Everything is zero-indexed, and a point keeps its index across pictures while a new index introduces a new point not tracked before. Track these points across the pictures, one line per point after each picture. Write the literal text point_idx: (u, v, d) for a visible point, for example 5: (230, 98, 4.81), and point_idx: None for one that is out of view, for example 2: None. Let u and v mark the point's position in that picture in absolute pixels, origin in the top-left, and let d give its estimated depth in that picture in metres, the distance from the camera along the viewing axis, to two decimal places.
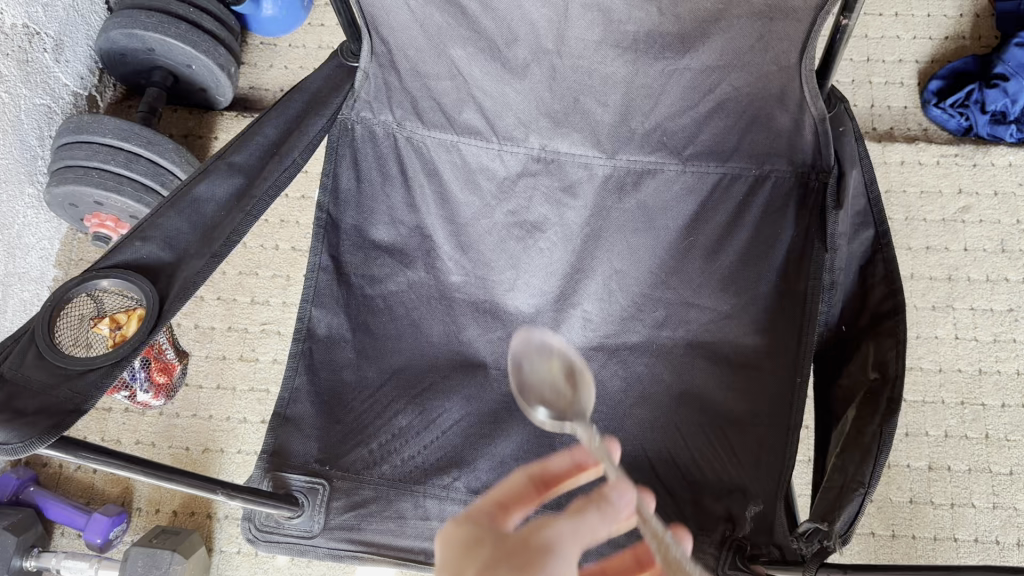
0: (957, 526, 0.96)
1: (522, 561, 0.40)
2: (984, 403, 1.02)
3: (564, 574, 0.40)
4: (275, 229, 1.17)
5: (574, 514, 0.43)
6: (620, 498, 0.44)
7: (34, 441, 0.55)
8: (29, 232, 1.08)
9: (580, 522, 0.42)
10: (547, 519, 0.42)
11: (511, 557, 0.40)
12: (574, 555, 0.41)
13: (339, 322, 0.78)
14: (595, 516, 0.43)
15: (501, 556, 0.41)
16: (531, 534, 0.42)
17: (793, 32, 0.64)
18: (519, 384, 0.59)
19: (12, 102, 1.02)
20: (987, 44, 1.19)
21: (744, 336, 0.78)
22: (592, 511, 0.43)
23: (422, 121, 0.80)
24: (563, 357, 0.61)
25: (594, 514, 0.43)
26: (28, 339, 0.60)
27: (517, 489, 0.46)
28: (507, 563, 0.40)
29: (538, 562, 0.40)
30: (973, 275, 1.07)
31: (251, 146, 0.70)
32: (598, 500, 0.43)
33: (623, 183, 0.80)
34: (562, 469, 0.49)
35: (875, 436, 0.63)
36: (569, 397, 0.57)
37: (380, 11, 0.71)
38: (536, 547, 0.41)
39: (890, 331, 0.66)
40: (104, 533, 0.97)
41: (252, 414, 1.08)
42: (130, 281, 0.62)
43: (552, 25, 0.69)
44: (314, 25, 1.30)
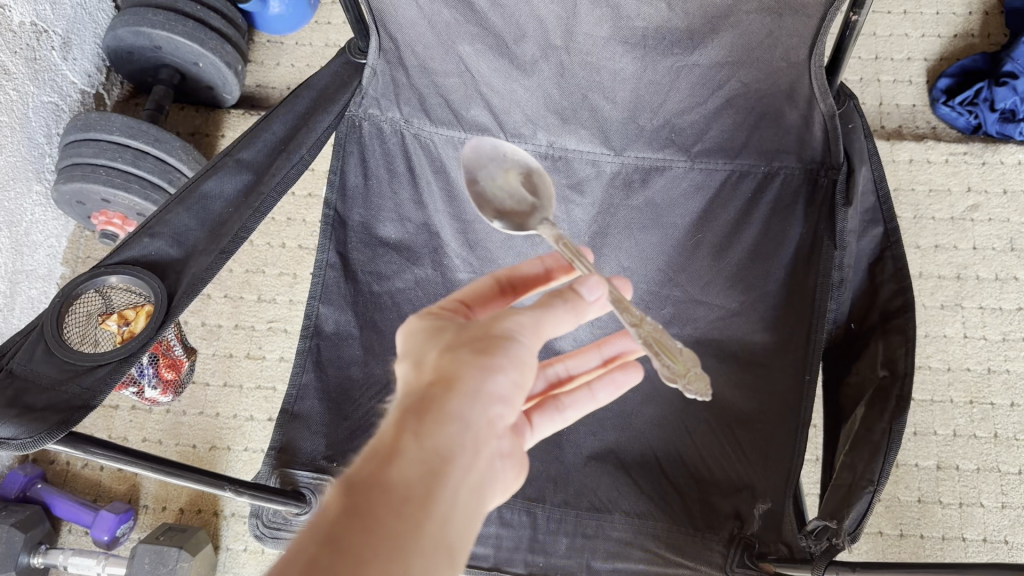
0: (966, 526, 0.96)
1: (483, 345, 0.41)
2: (992, 402, 1.01)
3: (524, 359, 0.42)
4: (282, 227, 1.17)
5: (538, 304, 0.44)
6: (587, 292, 0.47)
7: (43, 435, 0.55)
8: (37, 230, 1.08)
9: (545, 313, 0.44)
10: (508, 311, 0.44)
11: (472, 339, 0.41)
12: (535, 341, 0.43)
13: (347, 319, 0.78)
14: (561, 308, 0.45)
15: (462, 340, 0.42)
16: (494, 320, 0.43)
17: (803, 28, 0.64)
18: (481, 196, 0.63)
19: (21, 99, 1.02)
20: (997, 41, 1.19)
21: (753, 333, 0.77)
22: (557, 304, 0.45)
23: (430, 118, 0.80)
24: (514, 159, 0.65)
25: (555, 311, 0.45)
26: (37, 335, 0.60)
27: (482, 289, 0.50)
28: (469, 343, 0.41)
29: (500, 343, 0.41)
30: (982, 274, 1.07)
31: (260, 143, 0.70)
32: (567, 295, 0.46)
33: (631, 180, 0.80)
34: (527, 274, 0.53)
35: (884, 433, 0.62)
36: (532, 205, 0.62)
37: (388, 7, 0.70)
38: (497, 333, 0.42)
39: (899, 329, 0.66)
40: (111, 531, 0.97)
41: (259, 412, 1.08)
42: (139, 277, 0.62)
43: (560, 22, 0.69)
44: (321, 23, 1.30)
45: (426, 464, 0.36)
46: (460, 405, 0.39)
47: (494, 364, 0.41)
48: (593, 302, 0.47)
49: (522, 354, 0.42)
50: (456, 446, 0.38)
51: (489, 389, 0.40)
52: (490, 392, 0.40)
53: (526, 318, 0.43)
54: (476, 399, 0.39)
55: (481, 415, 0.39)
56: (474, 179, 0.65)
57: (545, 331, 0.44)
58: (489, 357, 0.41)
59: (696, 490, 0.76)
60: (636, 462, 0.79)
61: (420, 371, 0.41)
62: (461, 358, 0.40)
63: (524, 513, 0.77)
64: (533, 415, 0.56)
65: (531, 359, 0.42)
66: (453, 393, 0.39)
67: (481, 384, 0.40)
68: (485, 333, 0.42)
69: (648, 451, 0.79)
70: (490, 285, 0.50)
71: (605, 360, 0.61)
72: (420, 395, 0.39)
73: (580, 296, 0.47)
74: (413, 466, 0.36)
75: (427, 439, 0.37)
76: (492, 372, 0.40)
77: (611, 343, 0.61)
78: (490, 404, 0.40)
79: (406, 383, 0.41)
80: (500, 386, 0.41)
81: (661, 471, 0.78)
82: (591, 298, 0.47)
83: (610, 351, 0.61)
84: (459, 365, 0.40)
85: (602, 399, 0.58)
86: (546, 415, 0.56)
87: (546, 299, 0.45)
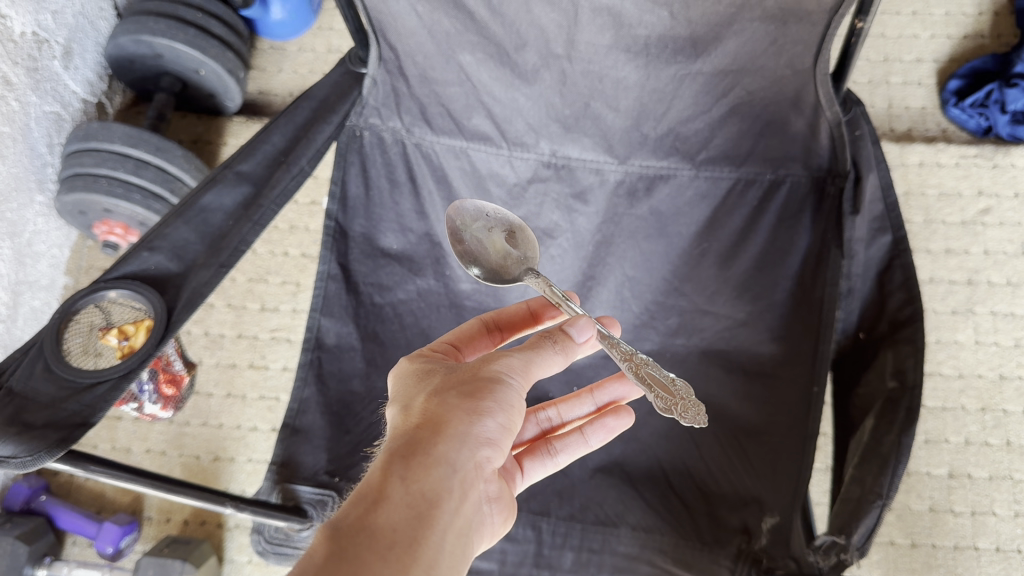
0: (978, 535, 0.94)
1: (472, 388, 0.49)
2: (1005, 409, 1.00)
3: (509, 400, 0.49)
4: (285, 235, 1.16)
5: (523, 351, 0.51)
6: (577, 333, 0.54)
7: (42, 454, 0.54)
8: (39, 240, 1.08)
9: (534, 357, 0.51)
10: (497, 355, 0.51)
11: (460, 385, 0.49)
12: (518, 386, 0.50)
13: (348, 331, 0.78)
14: (548, 351, 0.52)
15: (452, 385, 0.49)
16: (481, 366, 0.50)
17: (807, 36, 0.63)
18: (470, 257, 0.69)
19: (22, 109, 1.01)
20: (1008, 42, 1.17)
21: (759, 344, 0.77)
22: (543, 348, 0.52)
23: (431, 127, 0.78)
24: (498, 218, 0.71)
25: (538, 355, 0.51)
26: (37, 351, 0.59)
27: (468, 331, 0.62)
28: (458, 389, 0.49)
29: (484, 389, 0.48)
30: (994, 279, 1.05)
31: (258, 154, 0.69)
32: (556, 337, 0.53)
33: (634, 189, 0.78)
34: (511, 315, 0.65)
35: (893, 446, 0.60)
36: (520, 255, 0.69)
37: (386, 17, 0.69)
38: (486, 377, 0.49)
39: (908, 339, 0.64)
40: (115, 542, 0.96)
41: (262, 422, 1.07)
42: (137, 292, 0.60)
43: (562, 30, 0.67)
44: (324, 29, 1.29)
45: (415, 502, 0.43)
46: (448, 448, 0.46)
47: (479, 409, 0.47)
48: (582, 343, 0.54)
49: (506, 398, 0.49)
50: (443, 485, 0.44)
51: (474, 432, 0.47)
52: (476, 435, 0.47)
53: (511, 363, 0.50)
54: (462, 442, 0.46)
55: (466, 457, 0.46)
56: (460, 239, 0.70)
57: (530, 375, 0.51)
58: (477, 402, 0.48)
59: (704, 503, 0.75)
60: (641, 476, 0.78)
61: (412, 414, 0.48)
62: (449, 404, 0.47)
63: (529, 527, 0.76)
64: (526, 458, 0.64)
65: (515, 401, 0.49)
66: (441, 437, 0.46)
67: (466, 428, 0.47)
68: (474, 378, 0.49)
69: (654, 464, 0.78)
70: (476, 331, 0.63)
71: (597, 406, 0.70)
72: (411, 438, 0.46)
73: (569, 335, 0.54)
74: (401, 504, 0.43)
75: (417, 478, 0.44)
76: (478, 417, 0.47)
77: (602, 389, 0.70)
78: (476, 445, 0.47)
79: (399, 422, 0.48)
80: (485, 429, 0.47)
81: (667, 484, 0.77)
82: (579, 339, 0.54)
83: (601, 398, 0.70)
84: (447, 411, 0.47)
85: (593, 443, 0.66)
86: (538, 458, 0.65)
87: (532, 344, 0.52)
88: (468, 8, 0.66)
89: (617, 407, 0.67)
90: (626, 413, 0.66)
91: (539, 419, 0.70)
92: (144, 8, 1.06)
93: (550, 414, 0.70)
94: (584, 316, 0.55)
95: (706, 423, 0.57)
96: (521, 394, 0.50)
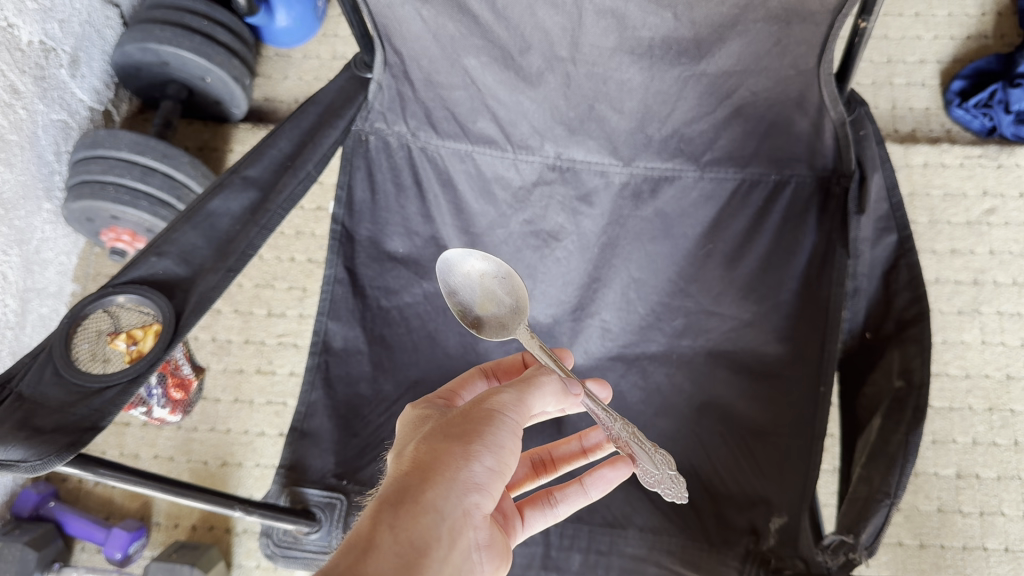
0: (987, 535, 0.94)
1: (462, 432, 0.50)
2: (1012, 409, 0.99)
3: (499, 442, 0.50)
4: (291, 240, 1.16)
5: (514, 390, 0.52)
6: (570, 387, 0.57)
7: (53, 457, 0.54)
8: (48, 247, 1.08)
9: (524, 398, 0.52)
10: (489, 397, 0.52)
11: (451, 429, 0.50)
12: (509, 428, 0.51)
13: (355, 335, 0.79)
14: (536, 392, 0.53)
15: (443, 429, 0.50)
16: (472, 409, 0.51)
17: (810, 36, 0.63)
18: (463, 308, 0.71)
19: (29, 118, 1.02)
20: (1011, 42, 1.17)
21: (766, 344, 0.77)
22: (534, 387, 0.53)
23: (437, 131, 0.79)
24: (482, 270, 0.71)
25: (529, 394, 0.53)
26: (46, 356, 0.59)
27: (464, 379, 0.64)
28: (449, 433, 0.50)
29: (474, 432, 0.49)
30: (1000, 279, 1.05)
31: (265, 158, 0.69)
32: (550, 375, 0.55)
33: (639, 191, 0.79)
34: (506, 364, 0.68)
35: (900, 444, 0.60)
36: (512, 305, 0.69)
37: (392, 22, 0.69)
38: (475, 421, 0.50)
39: (914, 338, 0.64)
40: (123, 548, 0.97)
41: (270, 427, 1.07)
42: (146, 296, 0.61)
43: (566, 34, 0.67)
44: (329, 36, 1.29)
45: (405, 550, 0.43)
46: (437, 494, 0.46)
47: (468, 453, 0.48)
48: (574, 394, 0.57)
49: (495, 440, 0.50)
50: (433, 533, 0.45)
51: (463, 476, 0.48)
52: (464, 480, 0.48)
53: (502, 403, 0.51)
54: (451, 487, 0.47)
55: (456, 502, 0.47)
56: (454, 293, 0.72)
57: (522, 415, 0.52)
58: (466, 446, 0.49)
59: (711, 504, 0.75)
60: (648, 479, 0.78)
61: (403, 461, 0.49)
62: (439, 449, 0.48)
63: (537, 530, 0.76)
64: (527, 507, 0.66)
65: (506, 443, 0.50)
66: (430, 484, 0.47)
67: (454, 472, 0.48)
68: (464, 421, 0.50)
69: None
70: (473, 376, 0.65)
71: (585, 449, 0.72)
72: (402, 484, 0.47)
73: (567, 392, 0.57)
74: (391, 553, 0.43)
75: (407, 526, 0.44)
76: (466, 461, 0.48)
77: (592, 435, 0.73)
78: (465, 491, 0.48)
79: (391, 470, 0.49)
80: (474, 473, 0.48)
81: None
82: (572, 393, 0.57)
83: (591, 442, 0.72)
84: (437, 456, 0.48)
85: (593, 495, 0.67)
86: (538, 508, 0.67)
87: (523, 382, 0.54)
88: (472, 11, 0.67)
89: (615, 459, 0.68)
90: (623, 463, 0.67)
91: (531, 458, 0.72)
92: (151, 15, 1.06)
93: (540, 454, 0.72)
94: (573, 378, 0.58)
95: (685, 501, 0.62)
96: (514, 436, 0.51)
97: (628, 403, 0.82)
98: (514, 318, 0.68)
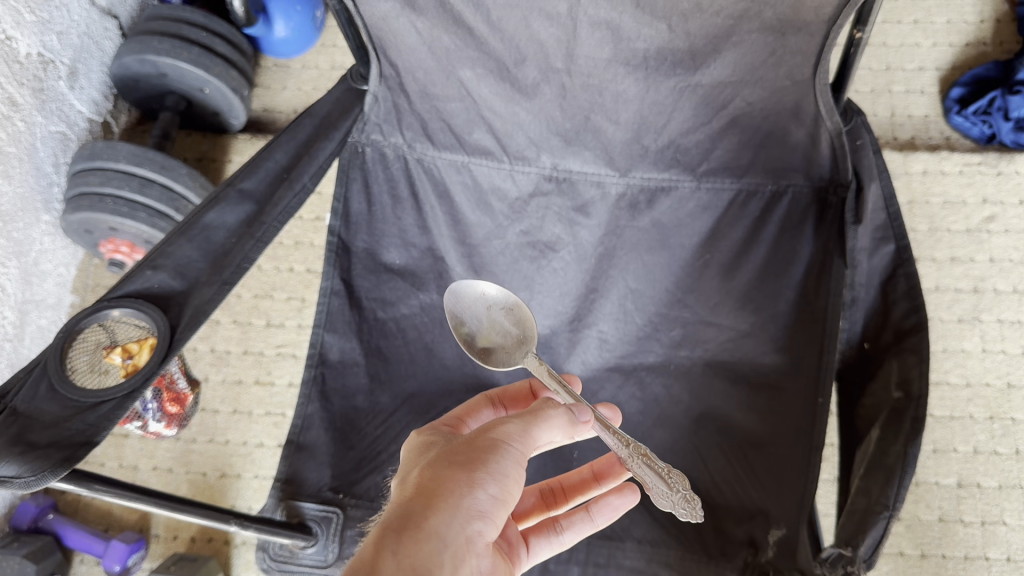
0: (988, 545, 0.94)
1: (467, 459, 0.50)
2: (1013, 418, 0.99)
3: (504, 469, 0.50)
4: (290, 250, 1.16)
5: (521, 419, 0.53)
6: (578, 416, 0.55)
7: (48, 473, 0.54)
8: (46, 259, 1.09)
9: (529, 427, 0.52)
10: (496, 425, 0.52)
11: (456, 456, 0.50)
12: (514, 456, 0.50)
13: (352, 347, 0.78)
14: (544, 421, 0.53)
15: (447, 458, 0.50)
16: (477, 437, 0.51)
17: (806, 46, 0.63)
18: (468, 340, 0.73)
19: (28, 130, 1.02)
20: (1010, 49, 1.17)
21: (762, 355, 0.77)
22: (542, 416, 0.53)
23: (433, 142, 0.79)
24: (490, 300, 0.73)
25: (535, 424, 0.53)
26: (40, 371, 0.59)
27: (472, 406, 0.65)
28: (453, 462, 0.50)
29: (479, 459, 0.49)
30: (1000, 287, 1.05)
31: (261, 171, 0.69)
32: (558, 406, 0.55)
33: (636, 202, 0.78)
34: (514, 391, 0.68)
35: (899, 456, 0.60)
36: (519, 335, 0.71)
37: (387, 35, 0.69)
38: (480, 448, 0.50)
39: (913, 348, 0.63)
40: (122, 560, 0.97)
41: (269, 438, 1.07)
42: (141, 310, 0.61)
43: (561, 45, 0.67)
44: (327, 46, 1.30)
45: None
46: (439, 521, 0.46)
47: (472, 480, 0.48)
48: (583, 423, 0.55)
49: (499, 468, 0.49)
50: (435, 559, 0.45)
51: (466, 503, 0.48)
52: (467, 507, 0.48)
53: (508, 432, 0.51)
54: (454, 513, 0.47)
55: (458, 529, 0.47)
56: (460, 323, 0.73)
57: (527, 443, 0.52)
58: (469, 473, 0.49)
59: (710, 516, 0.74)
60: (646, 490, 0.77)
61: (406, 488, 0.49)
62: (442, 475, 0.48)
63: None
64: (532, 535, 0.66)
65: (510, 471, 0.50)
66: (433, 510, 0.46)
67: (458, 499, 0.47)
68: (470, 448, 0.50)
69: None
70: (480, 404, 0.65)
71: (595, 475, 0.71)
72: (405, 511, 0.47)
73: (576, 421, 0.55)
74: None
75: (409, 552, 0.44)
76: (470, 488, 0.48)
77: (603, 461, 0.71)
78: (468, 518, 0.47)
79: (395, 497, 0.49)
80: (478, 501, 0.48)
81: None
82: (580, 422, 0.55)
83: (601, 468, 0.71)
84: (440, 483, 0.48)
85: (598, 522, 0.67)
86: (543, 535, 0.66)
87: (530, 414, 0.53)
88: (468, 24, 0.67)
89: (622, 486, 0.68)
90: (629, 491, 0.67)
91: (539, 489, 0.71)
92: (149, 27, 1.06)
93: (551, 484, 0.71)
94: (585, 406, 0.57)
95: (701, 519, 0.59)
96: (519, 464, 0.51)
97: (626, 414, 0.81)
98: (518, 350, 0.70)
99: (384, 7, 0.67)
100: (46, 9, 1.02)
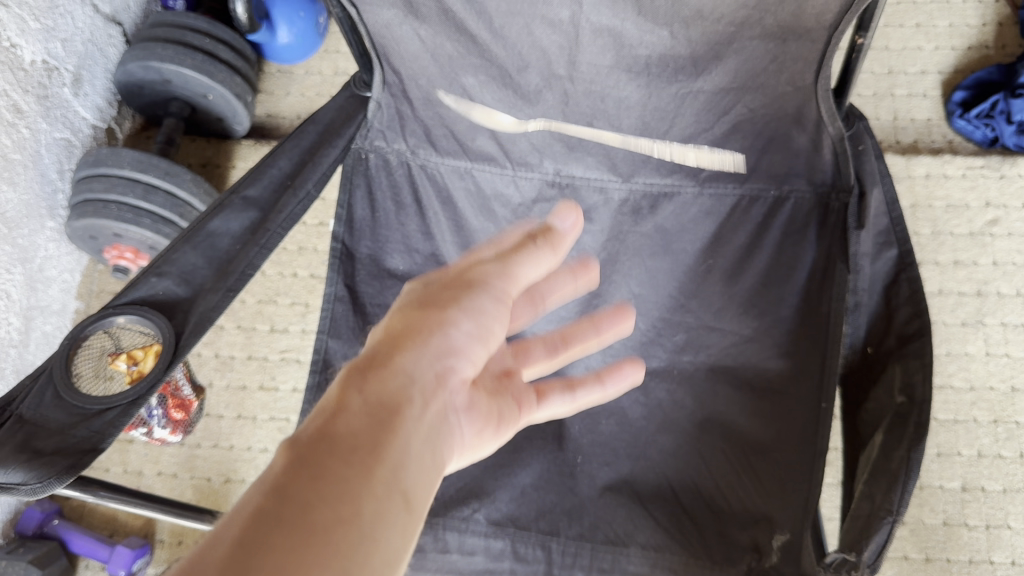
0: (993, 548, 0.94)
1: (445, 297, 0.41)
2: (1018, 421, 0.99)
3: (488, 304, 0.41)
4: (294, 256, 1.17)
5: (502, 253, 0.43)
6: (559, 222, 0.46)
7: (53, 480, 0.53)
8: (51, 265, 1.09)
9: (519, 257, 0.43)
10: (477, 261, 0.43)
11: (427, 299, 0.41)
12: (497, 295, 0.42)
13: (356, 353, 0.78)
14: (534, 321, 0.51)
15: (416, 301, 0.41)
16: (459, 272, 0.43)
17: (807, 52, 0.63)
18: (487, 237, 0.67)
19: (33, 137, 1.03)
20: (1012, 52, 1.17)
21: (767, 360, 0.76)
22: (526, 244, 0.44)
23: (436, 149, 0.79)
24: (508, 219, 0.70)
25: (520, 255, 0.43)
26: (47, 378, 0.59)
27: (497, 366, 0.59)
28: (423, 304, 0.40)
29: (456, 296, 0.41)
30: (1004, 290, 1.05)
31: (265, 179, 0.69)
32: (540, 232, 0.45)
33: (639, 207, 0.79)
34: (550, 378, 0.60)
35: (902, 462, 0.60)
36: None
37: (390, 42, 0.70)
38: (459, 287, 0.42)
39: (916, 354, 0.64)
40: (127, 566, 0.97)
41: (273, 443, 1.08)
42: (147, 318, 0.61)
43: (563, 52, 0.68)
44: (330, 52, 1.30)
45: (377, 408, 0.35)
46: (407, 358, 0.37)
47: (446, 314, 0.40)
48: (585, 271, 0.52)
49: (476, 303, 0.41)
50: (406, 389, 0.36)
51: (443, 338, 0.39)
52: (443, 341, 0.39)
53: (489, 270, 0.42)
54: (427, 348, 0.38)
55: (431, 365, 0.38)
56: None
57: (511, 281, 0.43)
58: (437, 308, 0.40)
59: (715, 521, 0.74)
60: (650, 494, 0.77)
61: (367, 334, 0.39)
62: (410, 315, 0.39)
63: (539, 547, 0.75)
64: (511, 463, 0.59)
65: (489, 308, 0.41)
66: (400, 347, 0.38)
67: (433, 333, 0.39)
68: (446, 286, 0.42)
69: (663, 481, 0.77)
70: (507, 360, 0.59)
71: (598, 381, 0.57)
72: (365, 352, 0.37)
73: (583, 262, 0.52)
74: (362, 411, 0.34)
75: (376, 387, 0.35)
76: (445, 323, 0.39)
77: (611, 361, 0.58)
78: (444, 355, 0.39)
79: (354, 346, 0.39)
80: (455, 337, 0.39)
81: (677, 503, 0.76)
82: (579, 271, 0.52)
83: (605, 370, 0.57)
84: (409, 321, 0.39)
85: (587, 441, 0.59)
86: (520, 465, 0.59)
87: (508, 242, 0.44)
88: (470, 31, 0.67)
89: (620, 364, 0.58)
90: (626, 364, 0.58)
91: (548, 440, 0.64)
92: (153, 34, 1.07)
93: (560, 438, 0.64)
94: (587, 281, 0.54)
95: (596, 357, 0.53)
96: (502, 297, 0.42)
97: (630, 418, 0.81)
98: None
99: (387, 15, 0.67)
100: (50, 16, 1.02)
